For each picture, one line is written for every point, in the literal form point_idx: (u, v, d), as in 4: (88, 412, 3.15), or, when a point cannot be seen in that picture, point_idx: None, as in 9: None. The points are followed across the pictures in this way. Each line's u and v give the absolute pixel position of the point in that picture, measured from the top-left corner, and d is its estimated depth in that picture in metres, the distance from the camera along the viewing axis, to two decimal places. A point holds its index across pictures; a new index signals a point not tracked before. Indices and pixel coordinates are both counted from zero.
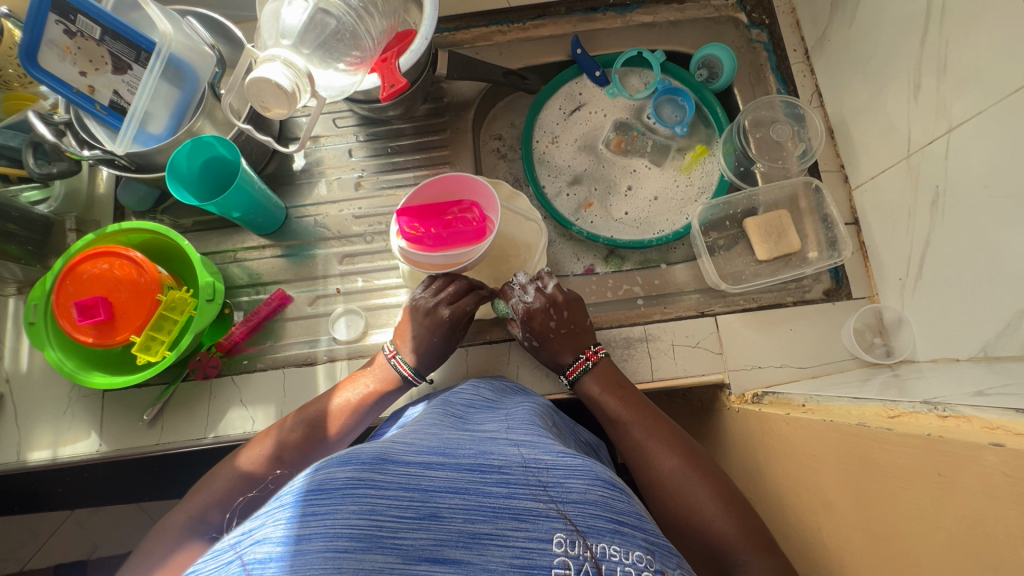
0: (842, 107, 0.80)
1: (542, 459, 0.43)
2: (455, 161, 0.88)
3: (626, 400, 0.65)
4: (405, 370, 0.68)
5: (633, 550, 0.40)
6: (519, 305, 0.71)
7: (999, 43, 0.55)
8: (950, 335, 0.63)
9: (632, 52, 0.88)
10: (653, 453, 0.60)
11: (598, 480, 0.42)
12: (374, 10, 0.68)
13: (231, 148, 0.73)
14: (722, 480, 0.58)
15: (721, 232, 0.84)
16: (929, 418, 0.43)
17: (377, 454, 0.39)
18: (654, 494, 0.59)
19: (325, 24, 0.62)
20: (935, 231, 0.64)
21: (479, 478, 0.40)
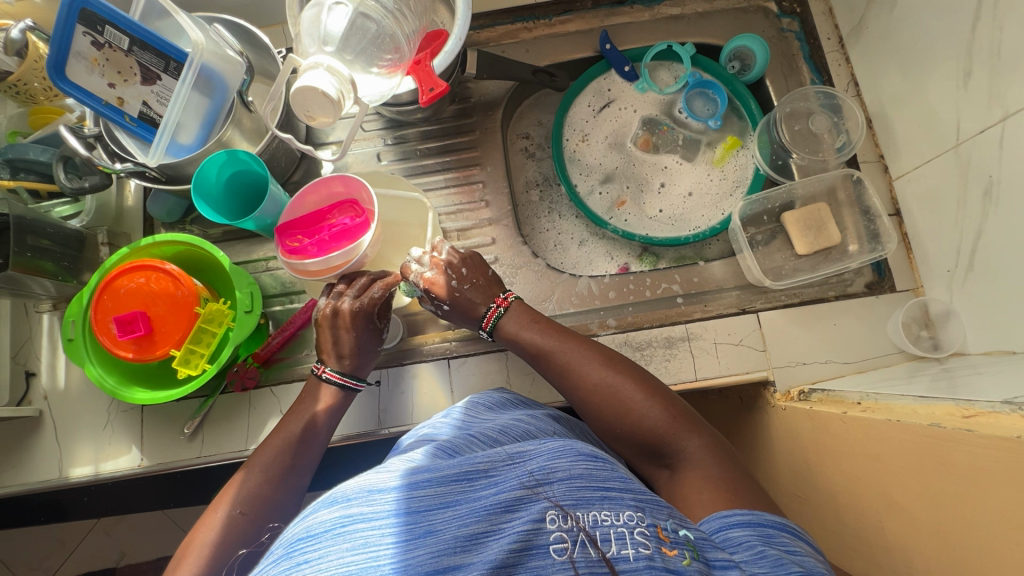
0: (880, 96, 0.78)
1: (525, 450, 0.46)
2: (486, 163, 0.86)
3: (543, 331, 0.68)
4: (342, 380, 0.69)
5: (623, 512, 0.42)
6: (418, 279, 0.69)
7: None
8: (1005, 328, 0.62)
9: (662, 45, 0.86)
10: (577, 373, 0.64)
11: (580, 455, 0.45)
12: (407, 10, 0.66)
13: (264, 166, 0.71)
14: (642, 377, 0.64)
15: (758, 227, 0.82)
16: (1012, 419, 0.42)
17: (360, 487, 0.40)
18: (589, 408, 0.64)
19: (366, 29, 0.61)
20: (988, 222, 0.63)
21: (466, 484, 0.42)
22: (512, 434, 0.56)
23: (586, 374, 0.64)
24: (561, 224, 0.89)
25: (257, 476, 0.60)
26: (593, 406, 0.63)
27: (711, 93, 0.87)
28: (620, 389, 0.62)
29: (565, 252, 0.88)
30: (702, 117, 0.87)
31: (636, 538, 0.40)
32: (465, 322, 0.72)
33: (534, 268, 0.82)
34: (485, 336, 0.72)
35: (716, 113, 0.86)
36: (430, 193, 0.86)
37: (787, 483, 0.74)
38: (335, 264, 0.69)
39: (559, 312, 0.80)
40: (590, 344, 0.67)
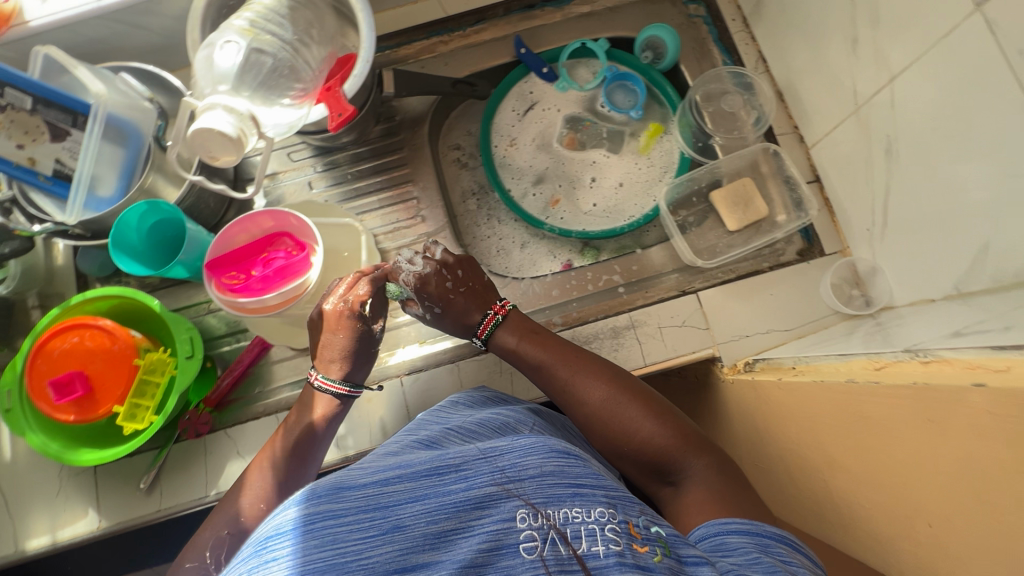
0: (786, 69, 0.81)
1: (499, 448, 0.47)
2: (418, 178, 0.87)
3: (543, 343, 0.67)
4: (341, 389, 0.67)
5: (594, 508, 0.44)
6: (409, 276, 0.69)
7: None
8: (925, 277, 0.65)
9: (575, 43, 0.89)
10: (580, 390, 0.64)
11: (552, 452, 0.47)
12: (309, 41, 0.69)
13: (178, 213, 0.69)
14: (646, 395, 0.63)
15: (689, 209, 0.84)
16: (912, 366, 0.43)
17: (332, 484, 0.41)
18: (593, 425, 0.63)
19: (262, 63, 0.62)
20: (893, 178, 0.66)
21: (438, 480, 0.43)
22: (487, 426, 0.58)
23: (591, 389, 0.63)
24: (501, 229, 0.90)
25: (210, 522, 0.59)
26: (599, 423, 0.62)
27: (629, 84, 0.89)
28: (626, 407, 0.62)
29: (509, 256, 0.88)
30: (624, 108, 0.89)
31: (607, 535, 0.42)
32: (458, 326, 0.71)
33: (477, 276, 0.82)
34: (480, 342, 0.71)
35: (637, 104, 0.89)
36: (366, 214, 0.86)
37: (747, 454, 0.76)
38: (271, 304, 0.68)
39: None
40: (593, 358, 0.66)
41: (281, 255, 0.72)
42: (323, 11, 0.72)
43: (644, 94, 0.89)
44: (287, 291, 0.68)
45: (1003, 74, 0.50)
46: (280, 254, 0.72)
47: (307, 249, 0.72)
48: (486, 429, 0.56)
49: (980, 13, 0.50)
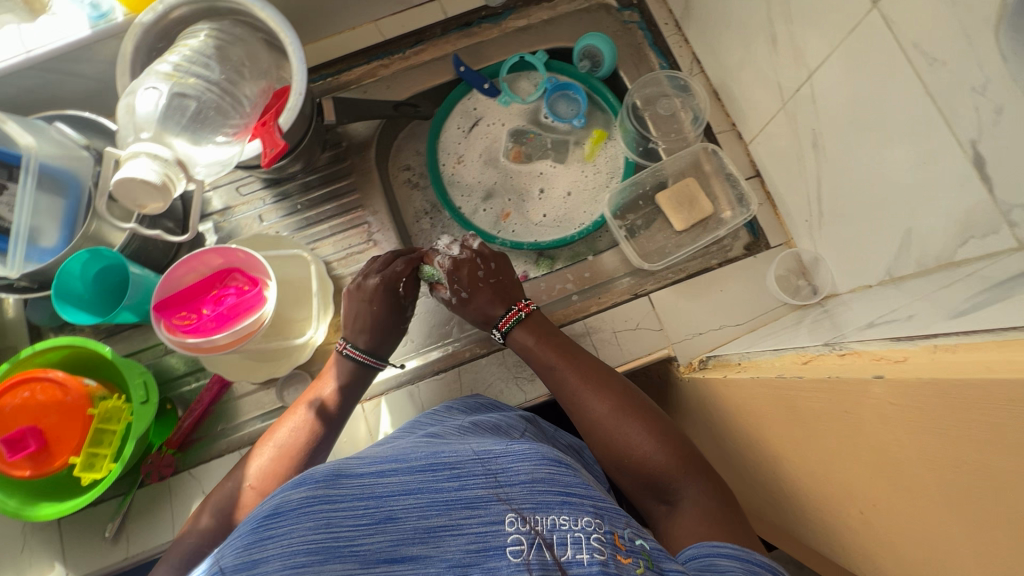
0: (718, 68, 0.83)
1: (492, 451, 0.49)
2: (368, 202, 0.87)
3: (556, 347, 0.70)
4: (364, 356, 0.72)
5: (582, 517, 0.45)
6: (445, 260, 0.75)
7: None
8: (860, 264, 0.66)
9: (514, 58, 0.90)
10: (585, 401, 0.66)
11: (543, 460, 0.49)
12: (239, 78, 0.71)
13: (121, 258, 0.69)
14: (650, 414, 0.64)
15: (637, 212, 0.86)
16: (831, 359, 0.44)
17: (330, 471, 0.42)
18: (596, 435, 0.65)
19: (185, 107, 0.64)
20: (823, 170, 0.67)
21: (432, 477, 0.45)
22: (482, 427, 0.59)
23: (597, 403, 0.65)
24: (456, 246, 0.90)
25: None
26: (602, 435, 0.64)
27: (570, 94, 0.91)
28: (628, 424, 0.63)
29: None
30: (567, 118, 0.91)
31: (592, 544, 0.43)
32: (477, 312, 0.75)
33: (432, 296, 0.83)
34: (497, 337, 0.74)
35: (579, 112, 0.90)
36: (319, 243, 0.86)
37: (710, 449, 0.77)
38: (222, 342, 0.68)
39: (464, 332, 0.81)
40: (604, 372, 0.68)
41: (233, 292, 0.72)
42: (254, 47, 0.74)
43: (586, 102, 0.91)
44: (241, 328, 0.69)
45: (902, 67, 0.51)
46: (232, 292, 0.72)
47: (258, 283, 0.72)
48: (483, 429, 0.58)
49: (876, 9, 0.52)
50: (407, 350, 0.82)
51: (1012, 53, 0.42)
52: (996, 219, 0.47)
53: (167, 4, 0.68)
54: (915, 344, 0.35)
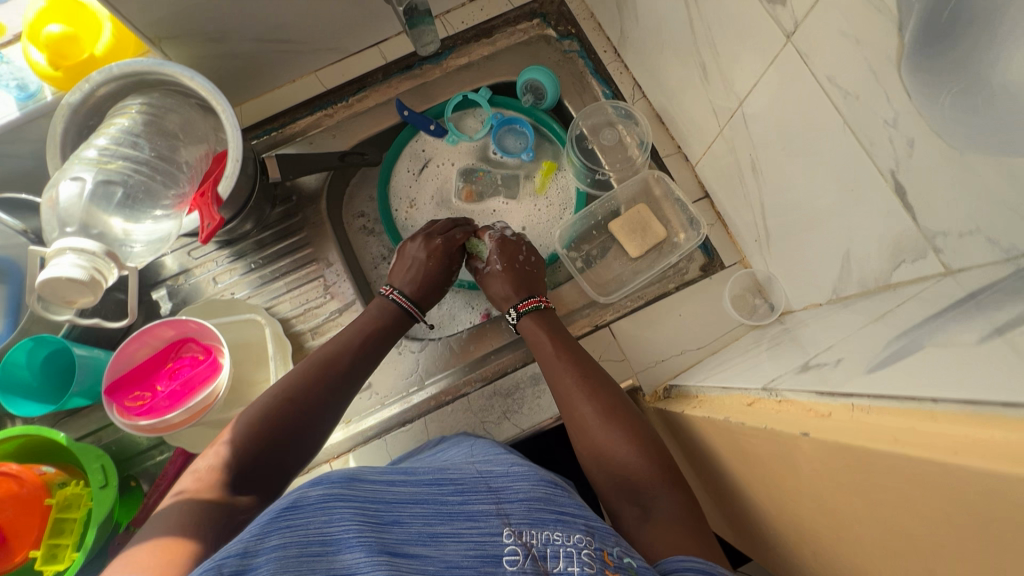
0: (658, 94, 0.83)
1: (493, 472, 0.53)
2: (322, 255, 0.87)
3: (558, 342, 0.72)
4: (407, 304, 0.76)
5: (574, 534, 0.47)
6: (495, 236, 0.83)
7: (742, 25, 0.59)
8: (809, 282, 0.66)
9: (457, 97, 0.91)
10: (576, 399, 0.67)
11: (540, 482, 0.52)
12: (170, 153, 0.71)
13: (66, 342, 0.67)
14: (636, 420, 0.65)
15: (592, 242, 0.86)
16: (770, 404, 0.44)
17: (346, 475, 0.45)
18: (582, 432, 0.65)
19: (111, 194, 0.64)
20: (764, 192, 0.68)
21: (437, 490, 0.48)
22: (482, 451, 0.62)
23: (589, 398, 0.66)
24: None
25: None
26: (587, 431, 0.64)
27: (514, 126, 0.93)
28: (615, 423, 0.64)
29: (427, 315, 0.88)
30: (516, 152, 0.93)
31: (582, 558, 0.45)
32: (509, 284, 0.80)
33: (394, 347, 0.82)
34: (513, 317, 0.77)
35: (528, 144, 0.92)
36: (277, 301, 0.85)
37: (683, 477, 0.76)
38: (175, 421, 0.66)
39: (428, 377, 0.81)
40: (600, 374, 0.70)
41: (187, 363, 0.72)
42: (189, 115, 0.73)
43: (532, 135, 0.93)
44: (195, 404, 0.67)
45: (820, 98, 0.52)
46: (185, 364, 0.72)
47: (213, 354, 0.71)
48: (484, 452, 0.61)
49: (791, 43, 0.53)
50: (371, 403, 0.80)
51: (915, 91, 0.42)
52: (923, 246, 0.47)
53: (93, 82, 0.66)
54: (835, 400, 0.35)
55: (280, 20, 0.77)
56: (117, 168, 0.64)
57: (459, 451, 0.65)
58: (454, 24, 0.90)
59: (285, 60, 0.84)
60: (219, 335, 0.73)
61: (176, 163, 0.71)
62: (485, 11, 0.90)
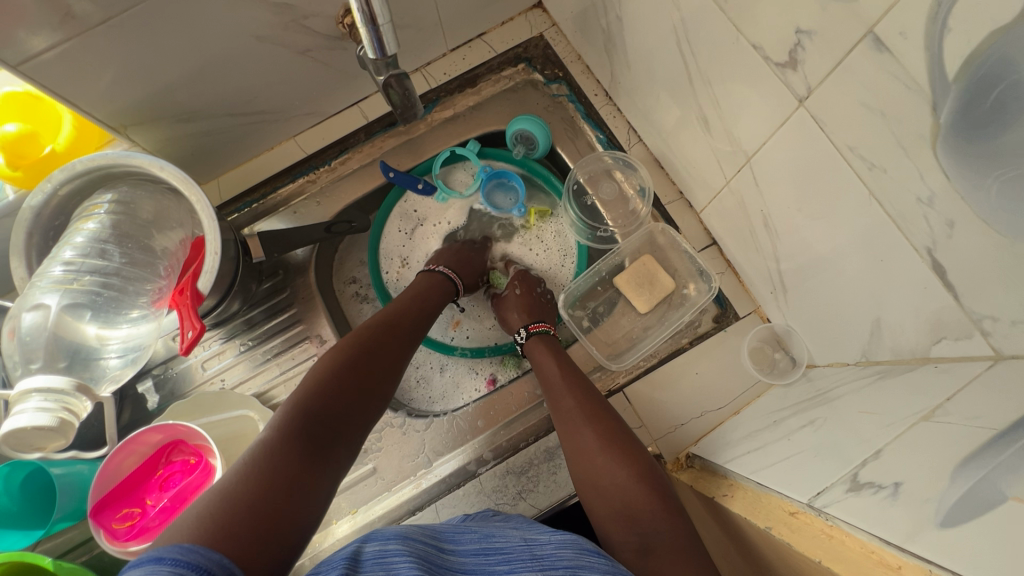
0: (655, 139, 0.79)
1: (538, 540, 0.50)
2: (316, 331, 0.82)
3: (564, 367, 0.72)
4: (447, 270, 0.80)
5: None
6: (513, 270, 0.86)
7: (743, 84, 0.55)
8: (834, 341, 0.62)
9: (445, 153, 0.86)
10: (573, 424, 0.66)
11: (585, 548, 0.48)
12: (146, 250, 0.66)
13: (42, 465, 0.63)
14: (633, 448, 0.63)
15: (597, 298, 0.82)
16: (818, 526, 0.39)
17: (399, 534, 0.47)
18: (579, 458, 0.64)
19: (80, 315, 0.60)
20: (778, 246, 0.64)
21: (484, 560, 0.48)
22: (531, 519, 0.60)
23: (590, 420, 0.65)
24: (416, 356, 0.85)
25: None
26: (584, 454, 0.63)
27: (506, 179, 0.89)
28: (615, 448, 0.62)
29: (430, 385, 0.83)
30: (507, 207, 0.89)
31: None
32: (520, 309, 0.81)
33: (397, 427, 0.77)
34: (520, 338, 0.78)
35: (519, 198, 0.89)
36: (272, 385, 0.80)
37: None
38: None
39: (437, 458, 0.76)
40: (599, 399, 0.68)
41: (180, 471, 0.68)
42: (163, 202, 0.68)
43: (524, 185, 0.89)
44: None
45: (839, 164, 0.48)
46: (178, 472, 0.68)
47: (206, 460, 0.67)
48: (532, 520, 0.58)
49: (803, 107, 0.48)
50: (377, 488, 0.75)
51: (954, 173, 0.38)
52: (968, 326, 0.43)
53: (54, 182, 0.61)
54: (905, 552, 0.31)
55: (250, 92, 0.73)
56: (83, 286, 0.60)
57: (504, 515, 0.62)
58: (435, 76, 0.86)
59: (260, 130, 0.80)
60: (209, 434, 0.69)
61: (153, 258, 0.67)
62: (467, 59, 0.87)
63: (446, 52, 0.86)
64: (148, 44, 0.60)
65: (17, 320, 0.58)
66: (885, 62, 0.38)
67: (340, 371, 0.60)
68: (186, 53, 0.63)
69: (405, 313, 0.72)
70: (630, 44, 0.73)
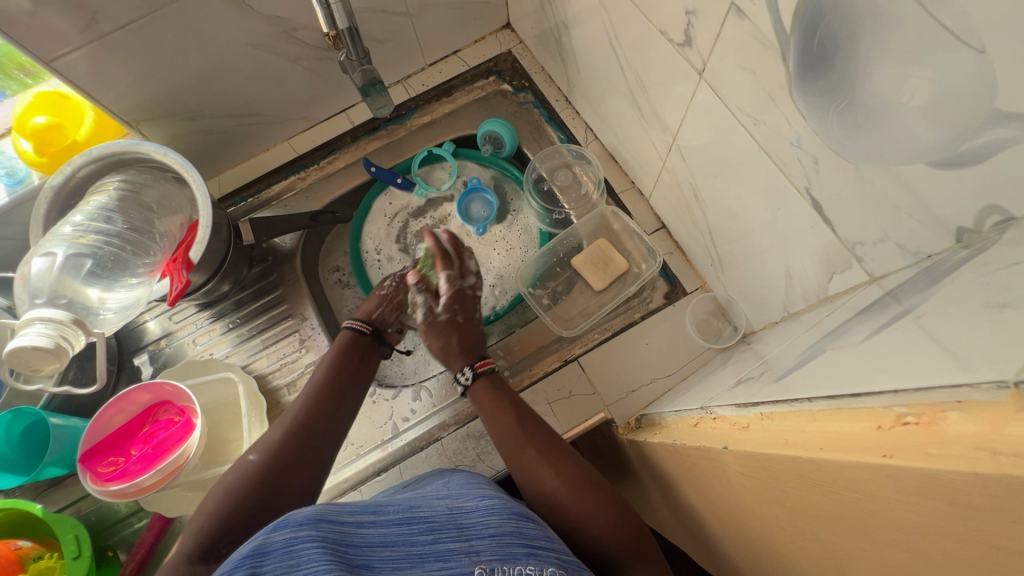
0: (607, 135, 0.88)
1: (464, 508, 0.52)
2: (298, 311, 0.90)
3: (520, 415, 0.70)
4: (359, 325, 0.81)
5: (546, 567, 0.48)
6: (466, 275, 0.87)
7: (662, 70, 0.64)
8: (762, 302, 0.67)
9: (422, 152, 0.96)
10: (538, 481, 0.64)
11: (512, 515, 0.52)
12: (144, 228, 0.74)
13: (41, 414, 0.70)
14: (603, 491, 0.62)
15: (557, 279, 0.89)
16: (707, 423, 0.44)
17: (313, 514, 0.45)
18: (549, 513, 0.62)
19: (82, 265, 0.68)
20: (708, 219, 0.71)
21: (408, 529, 0.48)
22: (463, 485, 0.61)
23: (554, 477, 0.63)
24: None
25: None
26: (554, 507, 0.61)
27: (487, 198, 0.97)
28: (589, 495, 0.61)
29: (403, 362, 0.90)
30: (473, 219, 0.97)
31: None
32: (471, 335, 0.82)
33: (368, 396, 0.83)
34: (464, 377, 0.76)
35: (486, 219, 0.96)
36: (256, 358, 0.87)
37: (664, 511, 0.74)
38: (146, 485, 0.67)
39: (404, 425, 0.81)
40: (560, 449, 0.67)
41: (160, 427, 0.73)
42: (165, 188, 0.77)
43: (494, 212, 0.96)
44: (167, 464, 0.68)
45: (734, 125, 0.55)
46: (159, 429, 0.73)
47: (188, 414, 0.73)
48: (466, 485, 0.60)
49: (703, 79, 0.56)
50: (346, 454, 0.79)
51: (809, 114, 0.44)
52: (848, 257, 0.49)
53: (74, 165, 0.71)
54: (750, 411, 0.36)
55: (248, 97, 0.84)
56: (89, 242, 0.68)
57: (434, 484, 0.63)
58: (415, 87, 0.97)
59: (257, 131, 0.91)
60: (195, 396, 0.75)
61: (150, 232, 0.75)
62: (443, 73, 0.98)
63: (425, 67, 0.98)
64: (160, 49, 0.71)
65: (28, 267, 0.66)
66: (746, 27, 0.46)
67: (246, 499, 0.60)
68: (191, 58, 0.74)
69: (317, 419, 0.70)
70: (578, 51, 0.82)
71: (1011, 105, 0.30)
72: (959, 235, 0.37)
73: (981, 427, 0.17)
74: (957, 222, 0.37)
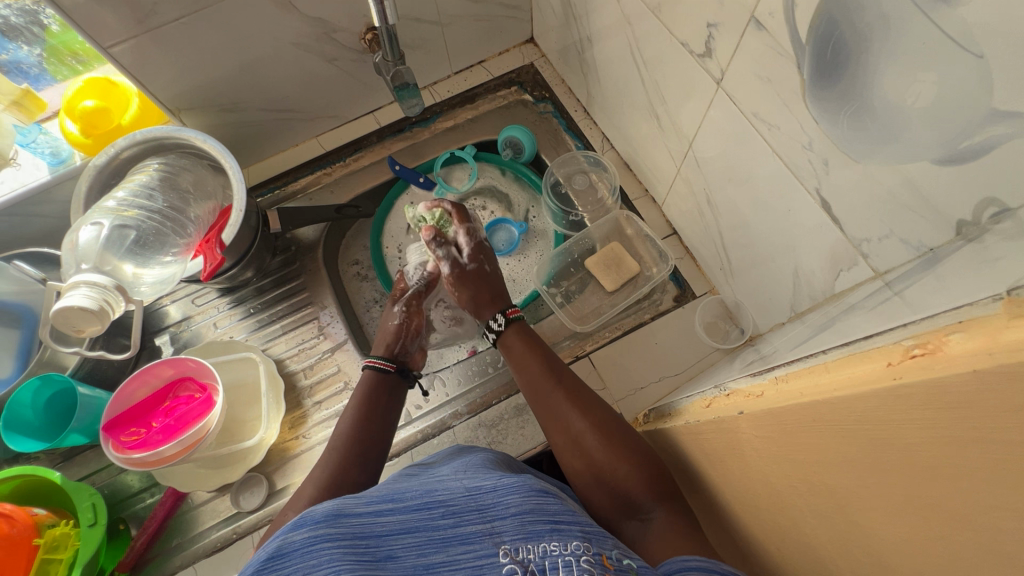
0: (623, 145, 0.92)
1: (482, 488, 0.52)
2: (318, 300, 0.92)
3: (546, 364, 0.72)
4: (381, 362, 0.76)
5: (571, 542, 0.47)
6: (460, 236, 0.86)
7: (680, 80, 0.68)
8: (770, 304, 0.70)
9: (446, 154, 1.00)
10: (563, 422, 0.67)
11: (533, 491, 0.51)
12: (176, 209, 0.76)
13: (69, 381, 0.72)
14: (628, 435, 0.64)
15: (570, 279, 0.92)
16: (720, 400, 0.46)
17: (330, 510, 0.45)
18: (574, 453, 0.65)
19: (125, 236, 0.71)
20: (720, 224, 0.74)
21: (427, 515, 0.48)
22: (484, 463, 0.61)
23: (579, 417, 0.66)
24: None
25: None
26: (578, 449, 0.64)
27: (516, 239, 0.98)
28: (612, 443, 0.63)
29: None
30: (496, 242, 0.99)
31: (582, 565, 0.45)
32: (487, 293, 0.83)
33: None
34: (497, 324, 0.79)
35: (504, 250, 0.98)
36: (274, 343, 0.89)
37: None
38: (168, 454, 0.69)
39: (416, 413, 0.82)
40: (587, 394, 0.69)
41: (181, 401, 0.74)
42: (200, 173, 0.81)
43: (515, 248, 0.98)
44: (189, 435, 0.70)
45: (749, 132, 0.59)
46: (180, 403, 0.74)
47: (210, 388, 0.74)
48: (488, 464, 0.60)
49: (721, 88, 0.60)
50: None
51: (820, 117, 0.48)
52: (854, 253, 0.52)
53: (118, 147, 0.74)
54: (765, 380, 0.38)
55: (284, 93, 0.88)
56: (133, 215, 0.72)
57: (456, 462, 0.63)
58: (440, 93, 1.02)
59: (288, 127, 0.95)
60: (217, 374, 0.77)
61: (185, 216, 0.78)
62: (468, 81, 1.03)
63: (451, 75, 1.03)
64: (207, 42, 0.75)
65: (72, 240, 0.69)
66: (765, 38, 0.50)
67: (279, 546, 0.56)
68: (235, 53, 0.79)
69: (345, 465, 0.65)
70: (599, 65, 0.87)
71: (1005, 106, 0.34)
72: (959, 227, 0.41)
73: (979, 341, 0.20)
74: (958, 215, 0.40)
